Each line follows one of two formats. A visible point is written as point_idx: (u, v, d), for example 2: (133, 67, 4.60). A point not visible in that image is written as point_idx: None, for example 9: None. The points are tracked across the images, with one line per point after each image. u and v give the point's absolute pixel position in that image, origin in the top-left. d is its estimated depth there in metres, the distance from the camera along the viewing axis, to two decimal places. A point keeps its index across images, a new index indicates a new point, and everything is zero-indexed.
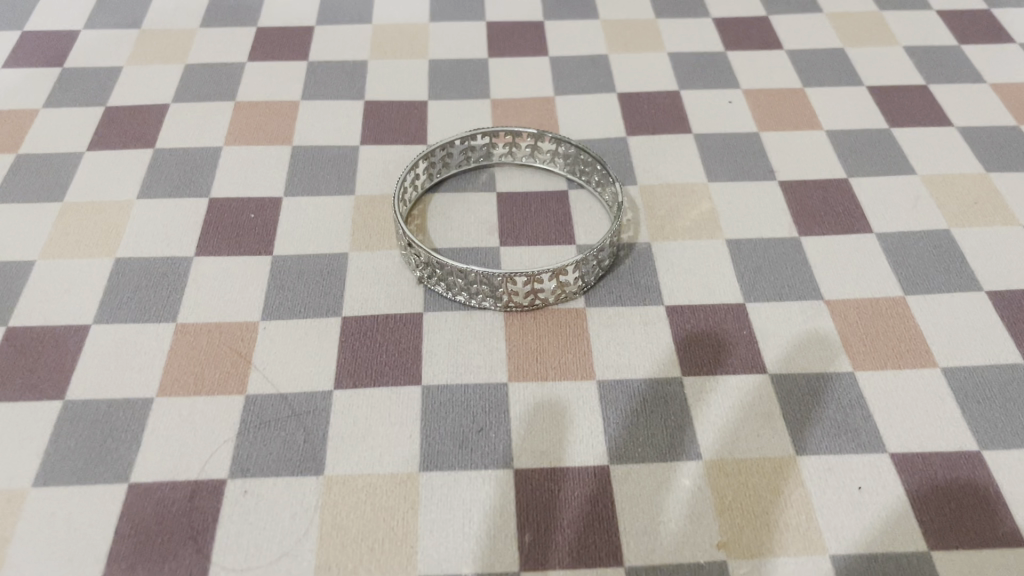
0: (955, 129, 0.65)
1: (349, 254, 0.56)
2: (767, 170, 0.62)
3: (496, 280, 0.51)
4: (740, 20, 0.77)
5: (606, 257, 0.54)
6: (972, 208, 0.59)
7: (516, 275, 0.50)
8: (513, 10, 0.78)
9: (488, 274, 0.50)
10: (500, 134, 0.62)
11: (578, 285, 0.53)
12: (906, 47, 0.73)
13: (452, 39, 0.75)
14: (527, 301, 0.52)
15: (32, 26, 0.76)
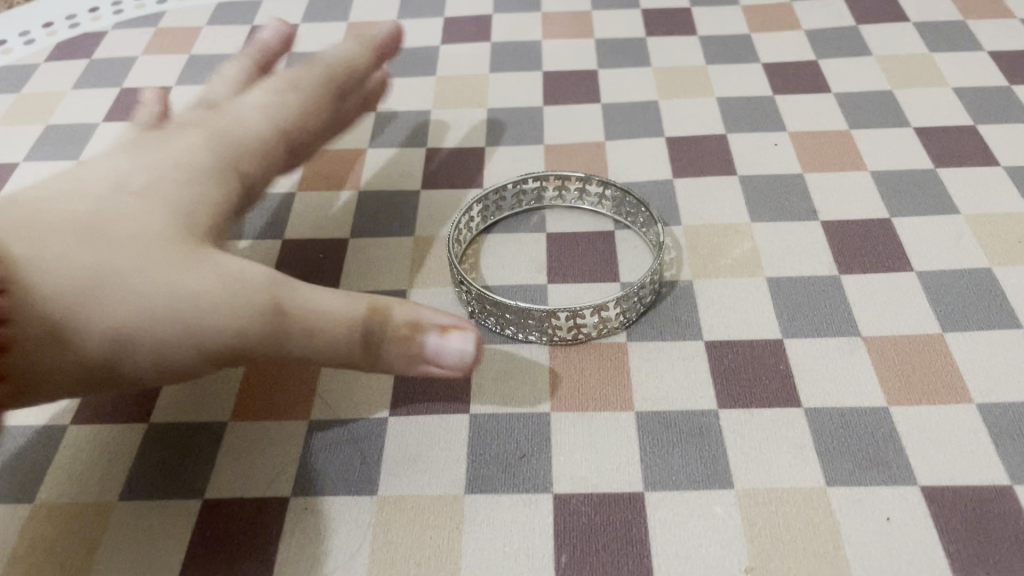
0: (1002, 168, 0.66)
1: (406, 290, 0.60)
2: (810, 211, 0.64)
3: (541, 315, 0.54)
4: (790, 64, 0.79)
5: (647, 295, 0.57)
6: (1015, 247, 0.59)
7: (559, 311, 0.53)
8: (570, 59, 0.83)
9: (532, 309, 0.54)
10: (551, 178, 0.66)
11: (619, 322, 0.56)
12: (956, 88, 0.74)
13: (511, 89, 0.80)
14: (570, 336, 0.56)
15: (130, 82, 0.83)
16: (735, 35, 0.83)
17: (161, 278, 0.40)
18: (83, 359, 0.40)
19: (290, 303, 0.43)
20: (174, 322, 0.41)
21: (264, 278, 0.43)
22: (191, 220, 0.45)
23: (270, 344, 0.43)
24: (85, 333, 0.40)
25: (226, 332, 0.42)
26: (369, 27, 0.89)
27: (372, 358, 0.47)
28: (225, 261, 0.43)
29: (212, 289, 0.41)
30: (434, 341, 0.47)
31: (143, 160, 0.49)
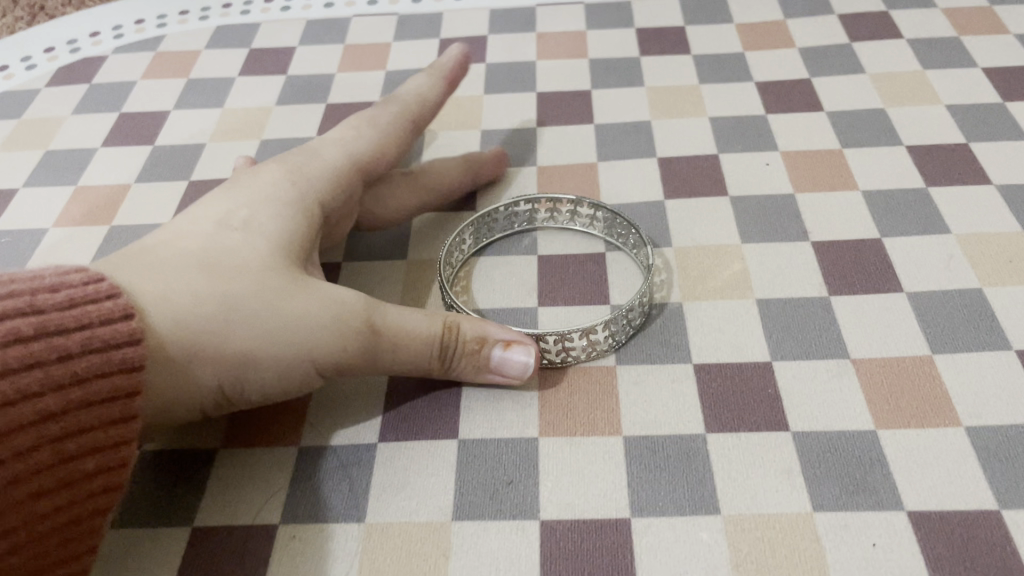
0: (995, 187, 0.66)
1: None
2: (801, 232, 0.64)
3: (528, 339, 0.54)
4: (783, 82, 0.79)
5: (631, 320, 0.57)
6: (1006, 267, 0.59)
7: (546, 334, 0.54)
8: (564, 80, 0.83)
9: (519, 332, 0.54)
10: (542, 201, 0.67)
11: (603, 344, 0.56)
12: (949, 105, 0.74)
13: (505, 110, 0.80)
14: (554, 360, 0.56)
15: (129, 107, 0.84)
16: (728, 54, 0.83)
17: (281, 310, 0.47)
18: (215, 384, 0.46)
19: (384, 328, 0.49)
20: (291, 345, 0.47)
21: (360, 302, 0.49)
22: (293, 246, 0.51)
23: (364, 359, 0.49)
24: (214, 366, 0.46)
25: (333, 351, 0.48)
26: (366, 49, 0.90)
27: (443, 366, 0.51)
28: (326, 291, 0.49)
29: (328, 312, 0.48)
30: (497, 355, 0.51)
31: (235, 195, 0.54)
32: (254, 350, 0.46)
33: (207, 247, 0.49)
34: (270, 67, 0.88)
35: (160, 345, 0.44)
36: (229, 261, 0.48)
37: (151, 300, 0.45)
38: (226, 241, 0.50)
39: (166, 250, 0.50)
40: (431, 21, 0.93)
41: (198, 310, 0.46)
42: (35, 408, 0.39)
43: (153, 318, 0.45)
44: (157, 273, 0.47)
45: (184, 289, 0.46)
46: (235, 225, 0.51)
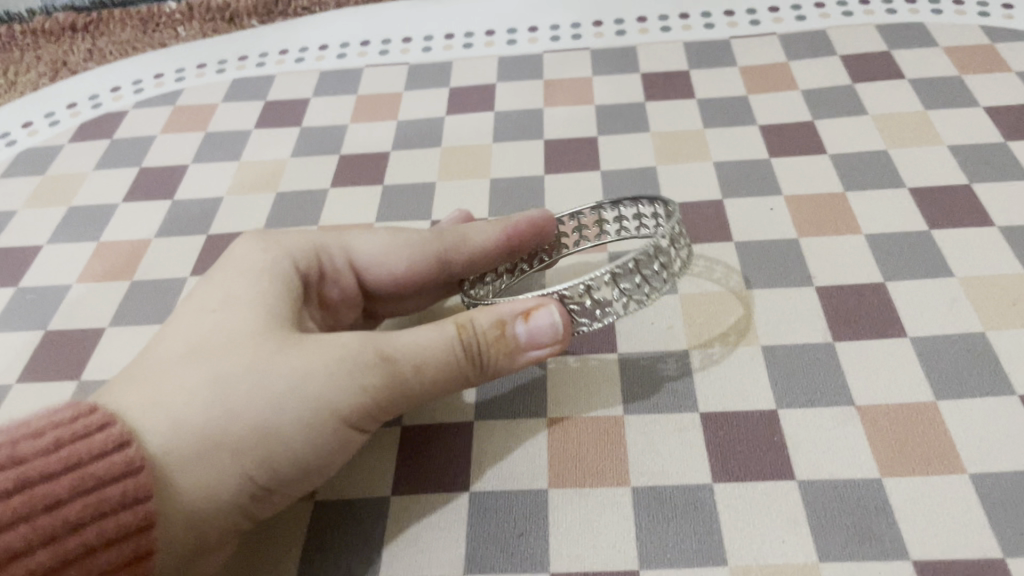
0: (998, 228, 0.66)
1: None
2: (805, 276, 0.65)
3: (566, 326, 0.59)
4: (787, 125, 0.80)
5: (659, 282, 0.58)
6: (1009, 310, 0.60)
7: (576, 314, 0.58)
8: (572, 126, 0.85)
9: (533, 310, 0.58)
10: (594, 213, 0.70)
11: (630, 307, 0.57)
12: (952, 145, 0.75)
13: (513, 158, 0.82)
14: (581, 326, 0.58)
15: (149, 161, 0.87)
16: (732, 97, 0.85)
17: (283, 377, 0.48)
18: (243, 474, 0.47)
19: (393, 352, 0.50)
20: (306, 405, 0.48)
21: (364, 342, 0.50)
22: (273, 314, 0.52)
23: (386, 392, 0.50)
24: (238, 453, 0.47)
25: (352, 394, 0.49)
26: (378, 100, 0.92)
27: (477, 366, 0.53)
28: (322, 341, 0.50)
29: (329, 361, 0.48)
30: (521, 330, 0.53)
31: (213, 282, 0.55)
32: (273, 423, 0.47)
33: (191, 344, 0.50)
34: (285, 119, 0.91)
35: (173, 456, 0.46)
36: (219, 351, 0.49)
37: (148, 417, 0.47)
38: (210, 329, 0.51)
39: (154, 358, 0.51)
40: (440, 70, 0.95)
41: (205, 409, 0.47)
42: (39, 564, 0.41)
43: (153, 437, 0.46)
44: (150, 388, 0.48)
45: (181, 394, 0.48)
46: (212, 312, 0.52)
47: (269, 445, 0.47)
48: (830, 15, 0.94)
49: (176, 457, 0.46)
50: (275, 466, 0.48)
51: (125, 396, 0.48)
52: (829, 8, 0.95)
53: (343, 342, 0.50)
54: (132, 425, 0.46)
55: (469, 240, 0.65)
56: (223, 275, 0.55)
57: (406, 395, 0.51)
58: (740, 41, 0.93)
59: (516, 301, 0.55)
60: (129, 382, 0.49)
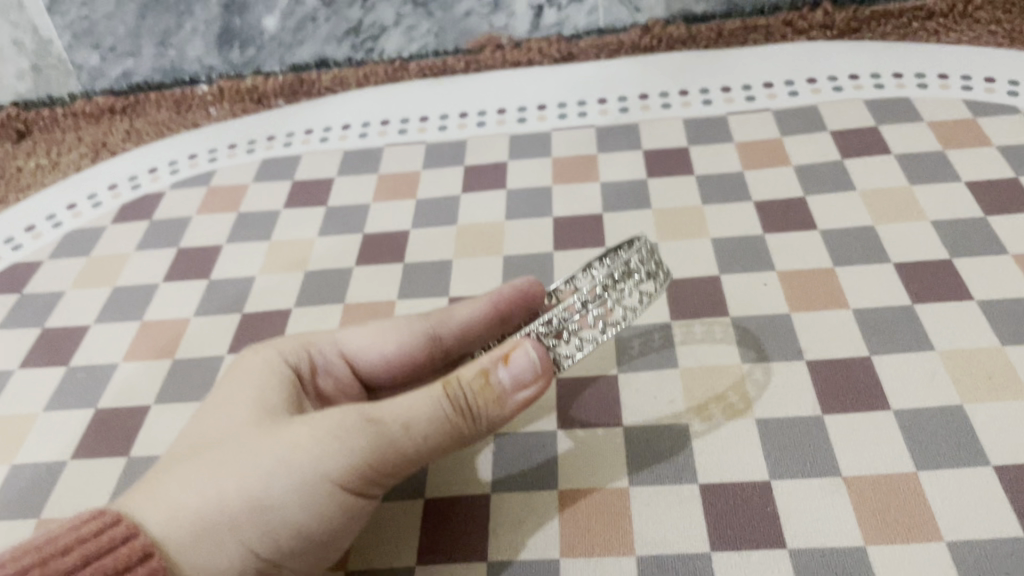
0: (976, 302, 0.71)
1: None
2: (796, 350, 0.70)
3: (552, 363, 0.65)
4: (779, 201, 0.86)
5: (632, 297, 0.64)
6: (985, 383, 0.65)
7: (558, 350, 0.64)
8: (579, 203, 0.91)
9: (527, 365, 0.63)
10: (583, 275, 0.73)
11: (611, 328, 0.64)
12: (934, 220, 0.80)
13: (525, 235, 0.88)
14: (566, 361, 0.64)
15: (186, 242, 0.93)
16: (729, 174, 0.91)
17: (271, 455, 0.54)
18: (242, 546, 0.54)
19: (380, 416, 0.56)
20: (294, 478, 0.54)
21: (347, 413, 0.56)
22: (266, 408, 0.59)
23: (374, 454, 0.55)
24: (236, 524, 0.53)
25: (339, 462, 0.54)
26: (398, 179, 0.99)
27: (468, 418, 0.58)
28: (308, 421, 0.56)
29: (313, 435, 0.55)
30: (504, 374, 0.59)
31: (217, 388, 0.63)
32: (266, 497, 0.54)
33: (198, 443, 0.58)
34: (311, 198, 0.97)
35: (177, 534, 0.53)
36: (217, 444, 0.57)
37: (154, 506, 0.54)
38: (213, 427, 0.59)
39: (168, 458, 0.58)
40: (456, 150, 1.02)
41: (204, 491, 0.54)
42: None
43: (160, 522, 0.53)
44: (158, 481, 0.55)
45: (182, 484, 0.54)
46: (217, 414, 0.60)
47: (264, 517, 0.54)
48: (821, 91, 1.00)
49: (177, 538, 0.53)
50: (272, 537, 0.54)
51: (137, 491, 0.55)
52: (821, 84, 1.01)
53: (323, 415, 0.56)
54: (139, 515, 0.53)
55: (453, 315, 0.71)
56: (226, 381, 0.63)
57: (396, 458, 0.56)
58: (736, 117, 0.99)
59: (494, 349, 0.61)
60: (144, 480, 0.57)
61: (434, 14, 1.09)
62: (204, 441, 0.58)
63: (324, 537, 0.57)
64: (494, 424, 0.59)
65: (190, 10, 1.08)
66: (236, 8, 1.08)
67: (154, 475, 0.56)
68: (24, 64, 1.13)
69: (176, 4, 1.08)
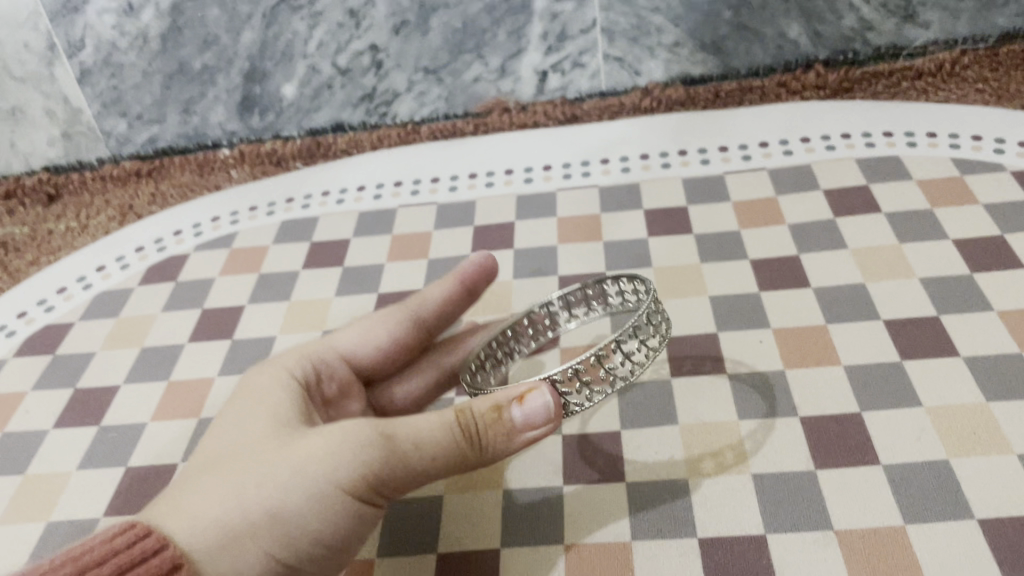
0: (962, 358, 0.75)
1: None
2: (790, 407, 0.73)
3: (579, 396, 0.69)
4: (774, 260, 0.90)
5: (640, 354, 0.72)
6: (970, 438, 0.68)
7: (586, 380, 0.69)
8: (584, 263, 0.95)
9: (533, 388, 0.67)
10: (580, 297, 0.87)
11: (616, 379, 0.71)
12: (922, 278, 0.84)
13: (531, 294, 0.92)
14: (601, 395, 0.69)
15: (209, 303, 0.98)
16: (726, 233, 0.95)
17: (289, 466, 0.58)
18: (262, 555, 0.57)
19: (393, 432, 0.60)
20: (309, 488, 0.58)
21: (360, 427, 0.60)
22: (280, 422, 0.64)
23: (386, 468, 0.59)
24: (255, 533, 0.57)
25: (352, 473, 0.58)
26: (411, 240, 1.03)
27: (475, 443, 0.61)
28: (324, 435, 0.60)
29: (329, 448, 0.59)
30: (518, 413, 0.62)
31: (231, 405, 0.68)
32: (284, 509, 0.58)
33: (215, 457, 0.62)
34: (328, 259, 1.02)
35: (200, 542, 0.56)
36: (235, 458, 0.61)
37: (177, 519, 0.57)
38: (230, 441, 0.63)
39: (186, 474, 0.62)
40: (465, 210, 1.07)
41: (225, 503, 0.58)
42: None
43: (181, 531, 0.56)
44: (179, 496, 0.59)
45: (203, 496, 0.58)
46: (233, 431, 0.64)
47: (282, 528, 0.58)
48: (814, 150, 1.04)
49: (200, 546, 0.56)
50: (288, 546, 0.58)
51: (160, 506, 0.59)
52: (814, 142, 1.05)
53: (338, 428, 0.60)
54: (163, 528, 0.57)
55: (425, 297, 0.83)
56: (241, 398, 0.68)
57: (407, 473, 0.60)
58: (733, 176, 1.03)
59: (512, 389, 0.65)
60: (165, 495, 0.60)
61: (444, 80, 1.16)
62: (222, 455, 0.62)
63: (335, 543, 0.61)
64: (504, 453, 0.63)
65: (213, 79, 1.15)
66: (257, 77, 1.15)
67: (175, 491, 0.60)
68: (55, 132, 1.20)
69: (200, 75, 1.15)
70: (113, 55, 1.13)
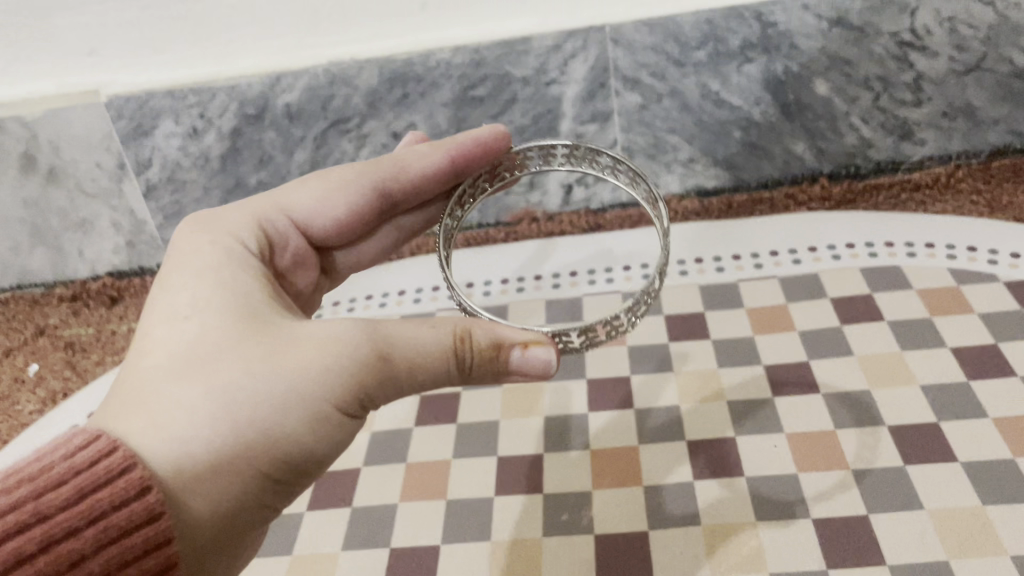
0: (961, 463, 0.82)
1: (489, 548, 0.83)
2: (804, 509, 0.80)
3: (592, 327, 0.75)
4: (786, 365, 0.97)
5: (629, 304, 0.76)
6: (968, 540, 0.75)
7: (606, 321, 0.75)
8: (610, 366, 1.02)
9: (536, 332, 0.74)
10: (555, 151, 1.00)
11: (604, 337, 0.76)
12: (923, 385, 0.91)
13: (562, 396, 0.99)
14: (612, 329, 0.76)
15: None
16: (741, 338, 1.03)
17: (280, 382, 0.65)
18: (249, 469, 0.65)
19: (387, 350, 0.69)
20: (301, 408, 0.66)
21: (349, 346, 0.68)
22: (250, 322, 0.69)
23: (375, 382, 0.68)
24: (242, 449, 0.64)
25: (343, 388, 0.67)
26: None
27: (466, 368, 0.71)
28: (308, 350, 0.67)
29: (319, 362, 0.66)
30: (518, 355, 0.71)
31: (191, 300, 0.72)
32: (273, 424, 0.65)
33: (184, 360, 0.67)
34: None
35: (187, 460, 0.63)
36: (210, 365, 0.66)
37: (158, 438, 0.63)
38: (197, 344, 0.67)
39: (150, 378, 0.66)
40: (498, 314, 1.16)
41: (210, 422, 0.64)
42: (75, 546, 0.58)
43: (168, 452, 0.62)
44: (157, 409, 0.64)
45: (185, 413, 0.64)
46: (199, 329, 0.69)
47: (271, 442, 0.65)
48: (822, 259, 1.13)
49: (188, 464, 0.62)
50: (274, 456, 0.66)
51: (132, 420, 0.64)
52: (821, 252, 1.13)
53: (325, 342, 0.68)
54: (143, 448, 0.62)
55: (395, 170, 0.95)
56: (202, 284, 0.73)
57: (395, 384, 0.69)
58: (746, 284, 1.11)
59: (523, 332, 0.73)
60: (133, 405, 0.65)
61: None
62: (190, 358, 0.67)
63: (316, 454, 0.69)
64: (494, 378, 0.73)
65: None
66: None
67: (144, 400, 0.65)
68: (119, 241, 1.31)
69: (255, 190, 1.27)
70: (178, 173, 1.24)
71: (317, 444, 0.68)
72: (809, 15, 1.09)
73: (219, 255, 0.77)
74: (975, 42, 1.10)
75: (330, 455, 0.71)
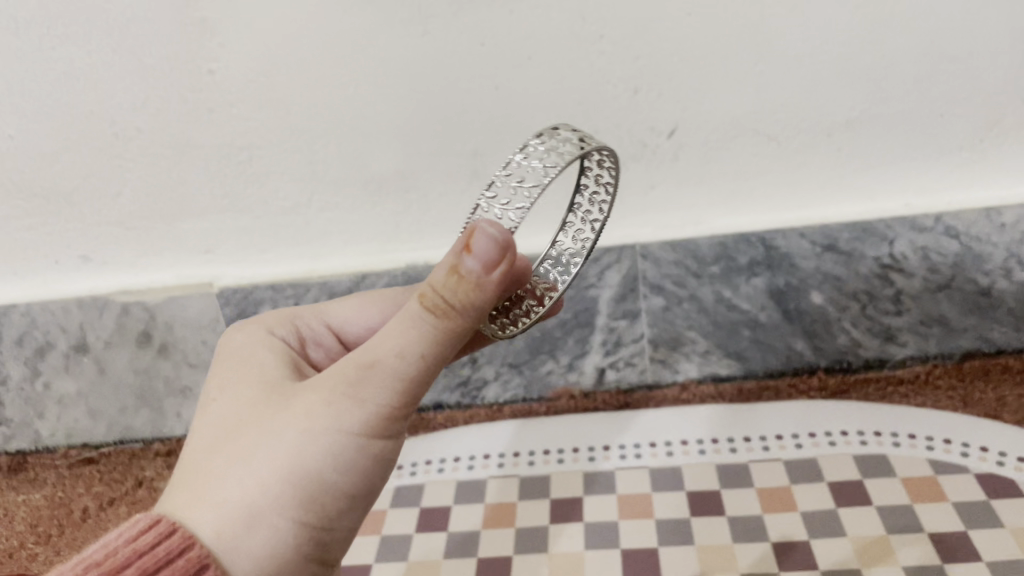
0: None
1: None
2: None
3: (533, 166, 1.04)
4: (789, 543, 1.16)
5: (530, 152, 1.04)
6: None
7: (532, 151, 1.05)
8: (640, 537, 1.21)
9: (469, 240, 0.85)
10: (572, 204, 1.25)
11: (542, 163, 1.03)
12: (904, 566, 1.09)
13: (599, 563, 1.17)
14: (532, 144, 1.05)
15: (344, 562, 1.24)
16: (753, 516, 1.21)
17: (289, 432, 0.80)
18: (281, 513, 0.79)
19: (374, 362, 0.80)
20: (315, 450, 0.79)
21: (339, 380, 0.81)
22: (267, 397, 0.85)
23: (370, 394, 0.80)
24: (270, 498, 0.78)
25: (348, 421, 0.80)
26: (501, 509, 1.30)
27: (448, 309, 0.80)
28: (308, 396, 0.82)
29: (319, 406, 0.80)
30: (470, 264, 0.81)
31: (224, 393, 0.89)
32: (293, 463, 0.79)
33: (217, 439, 0.83)
34: (436, 523, 1.29)
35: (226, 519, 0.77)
36: (237, 438, 0.82)
37: (201, 507, 0.78)
38: (226, 427, 0.84)
39: (195, 459, 0.83)
40: (543, 484, 1.34)
41: (238, 484, 0.78)
42: None
43: (209, 515, 0.78)
44: (200, 482, 0.80)
45: (220, 482, 0.79)
46: (229, 413, 0.86)
47: (296, 484, 0.79)
48: (820, 444, 1.32)
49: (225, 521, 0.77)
50: (303, 493, 0.79)
51: (185, 495, 0.80)
52: (819, 438, 1.33)
53: (322, 386, 0.82)
54: (189, 519, 0.78)
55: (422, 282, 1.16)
56: (233, 378, 0.91)
57: (395, 376, 0.80)
58: (756, 464, 1.30)
59: (459, 244, 0.83)
60: (184, 485, 0.81)
61: (525, 372, 1.49)
62: (223, 438, 0.83)
63: (345, 483, 0.82)
64: (482, 304, 0.82)
65: None
66: None
67: (189, 479, 0.81)
68: None
69: None
70: None
71: (341, 476, 0.81)
72: (805, 242, 1.33)
73: (248, 353, 0.97)
74: (945, 267, 1.33)
75: (360, 484, 0.84)
